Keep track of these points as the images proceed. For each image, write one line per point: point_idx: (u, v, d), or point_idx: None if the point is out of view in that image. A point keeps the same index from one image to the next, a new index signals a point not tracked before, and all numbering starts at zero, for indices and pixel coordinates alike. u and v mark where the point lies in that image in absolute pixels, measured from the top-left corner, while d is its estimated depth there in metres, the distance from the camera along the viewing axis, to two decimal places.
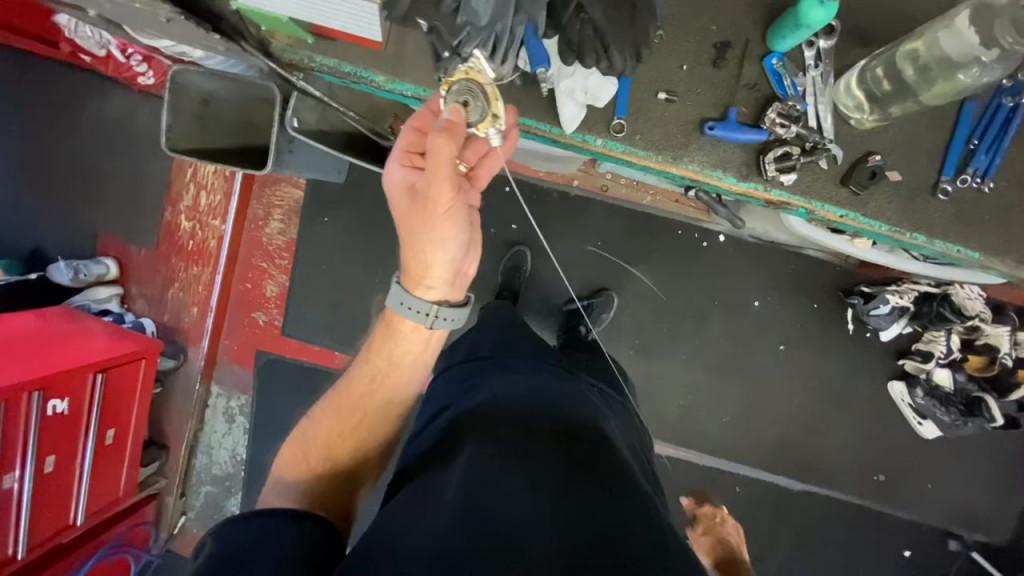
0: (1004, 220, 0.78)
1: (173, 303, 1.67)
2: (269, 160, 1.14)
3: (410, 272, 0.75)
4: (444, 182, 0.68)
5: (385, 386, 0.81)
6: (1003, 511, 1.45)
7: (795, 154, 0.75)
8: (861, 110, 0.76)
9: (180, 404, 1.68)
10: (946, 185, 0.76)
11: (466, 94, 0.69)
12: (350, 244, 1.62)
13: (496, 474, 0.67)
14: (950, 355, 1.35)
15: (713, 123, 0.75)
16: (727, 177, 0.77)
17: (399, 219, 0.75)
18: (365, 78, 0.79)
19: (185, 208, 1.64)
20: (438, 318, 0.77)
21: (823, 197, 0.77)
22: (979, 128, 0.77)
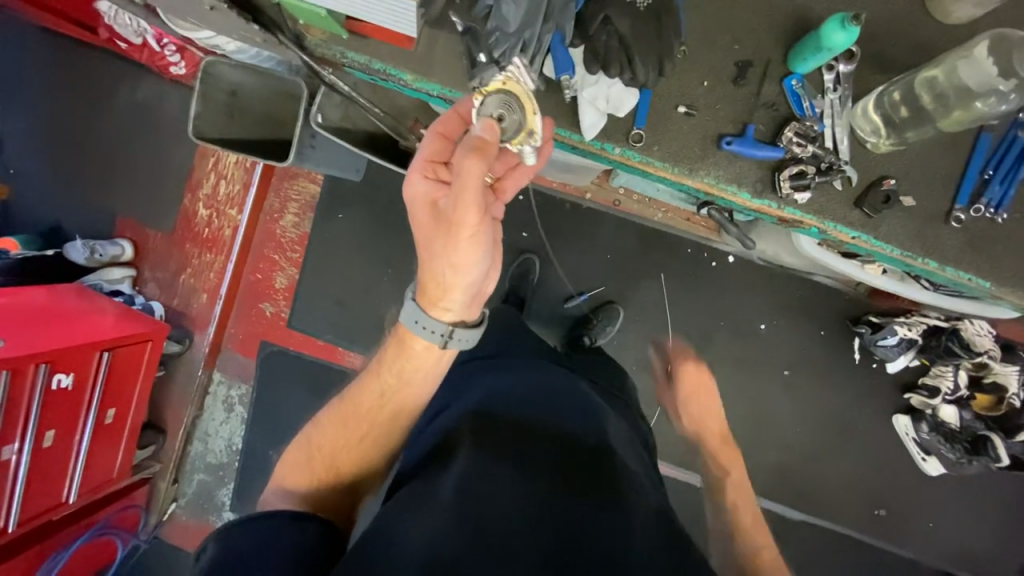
0: (1016, 252, 0.78)
1: (183, 288, 1.69)
2: (291, 153, 1.17)
3: (428, 293, 0.75)
4: (474, 204, 0.66)
5: (394, 402, 0.82)
6: (1006, 556, 1.41)
7: (810, 173, 0.76)
8: (877, 135, 0.77)
9: (181, 389, 1.69)
10: (958, 214, 0.76)
11: (502, 109, 0.69)
12: (361, 241, 1.64)
13: (491, 470, 0.68)
14: (957, 392, 1.35)
15: (730, 138, 0.77)
16: (741, 193, 0.78)
17: (422, 234, 0.74)
18: (394, 76, 0.82)
19: (204, 196, 1.68)
20: (452, 338, 0.77)
21: (836, 217, 0.78)
22: (995, 158, 0.78)
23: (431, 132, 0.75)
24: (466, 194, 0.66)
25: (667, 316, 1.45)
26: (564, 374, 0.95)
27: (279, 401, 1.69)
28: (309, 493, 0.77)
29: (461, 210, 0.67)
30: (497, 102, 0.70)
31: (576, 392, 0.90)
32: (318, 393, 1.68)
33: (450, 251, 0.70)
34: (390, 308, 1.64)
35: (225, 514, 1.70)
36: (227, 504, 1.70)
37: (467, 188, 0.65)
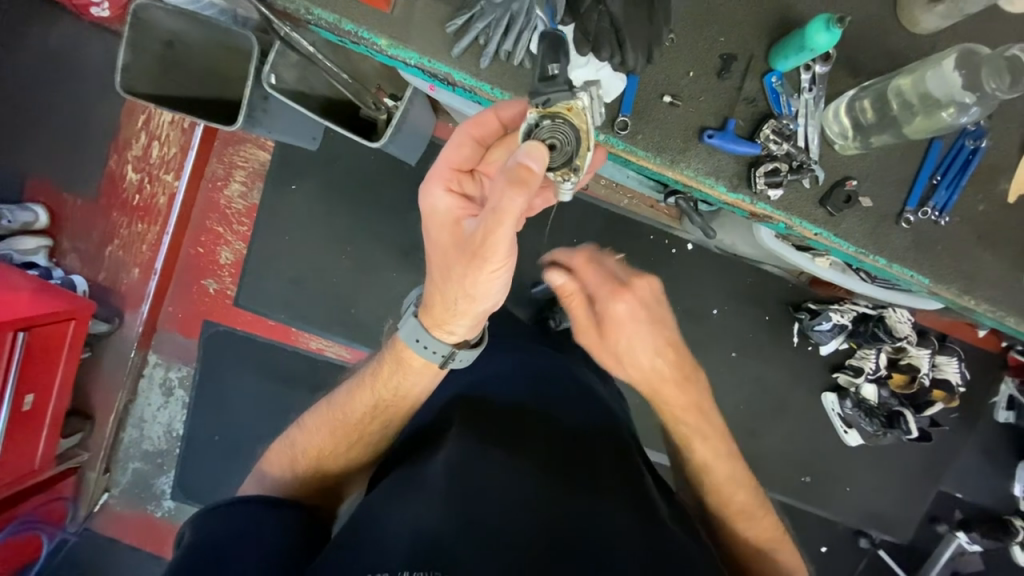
0: (951, 250, 0.85)
1: (111, 262, 1.52)
2: (240, 116, 1.07)
3: (434, 315, 0.73)
4: (505, 239, 0.61)
5: (388, 413, 0.81)
6: (909, 515, 1.61)
7: (782, 170, 0.79)
8: (844, 137, 0.82)
9: (110, 371, 1.54)
10: (908, 216, 0.83)
11: (556, 139, 0.66)
12: (317, 215, 1.54)
13: (482, 451, 0.71)
14: (878, 372, 1.49)
15: (712, 132, 0.78)
16: (719, 186, 0.80)
17: (437, 249, 0.70)
18: (366, 39, 0.75)
19: (134, 159, 1.50)
20: (453, 358, 0.78)
21: (802, 214, 0.82)
22: (944, 164, 0.84)
23: (464, 130, 0.72)
24: (497, 231, 0.60)
25: None
26: (560, 358, 0.95)
27: (231, 385, 1.59)
28: (294, 492, 0.78)
29: (488, 244, 0.62)
30: (551, 128, 0.66)
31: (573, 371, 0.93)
32: (272, 376, 1.59)
33: (467, 280, 0.66)
34: (348, 287, 1.56)
35: (165, 504, 1.59)
36: (167, 494, 1.59)
37: (500, 224, 0.60)
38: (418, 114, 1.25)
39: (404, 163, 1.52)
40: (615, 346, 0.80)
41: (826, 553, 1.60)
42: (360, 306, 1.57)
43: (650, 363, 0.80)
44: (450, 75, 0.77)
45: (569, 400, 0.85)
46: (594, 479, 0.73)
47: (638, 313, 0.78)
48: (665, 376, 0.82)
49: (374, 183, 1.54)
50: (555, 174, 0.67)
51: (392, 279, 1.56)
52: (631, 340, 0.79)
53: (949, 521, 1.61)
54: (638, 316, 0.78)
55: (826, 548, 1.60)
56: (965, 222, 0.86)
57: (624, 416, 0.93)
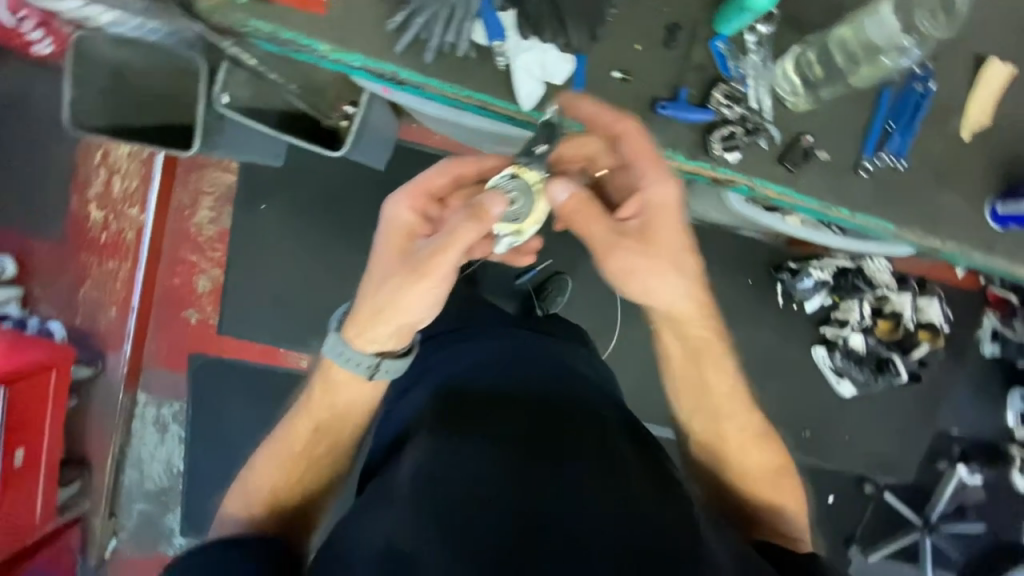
0: (912, 194, 0.87)
1: (87, 304, 1.49)
2: (195, 138, 1.05)
3: (359, 321, 0.74)
4: (450, 259, 0.69)
5: (333, 434, 0.81)
6: (908, 457, 1.64)
7: (737, 134, 0.79)
8: (796, 94, 0.82)
9: (100, 414, 1.54)
10: (866, 164, 0.84)
11: (516, 192, 0.73)
12: (291, 233, 1.52)
13: (454, 447, 0.69)
14: (864, 322, 1.51)
15: (664, 102, 0.79)
16: (677, 156, 0.80)
17: (386, 254, 0.75)
18: (307, 47, 0.73)
19: (97, 197, 1.47)
20: (379, 369, 0.76)
21: (763, 175, 0.82)
22: (897, 110, 0.85)
23: (447, 162, 0.78)
24: (447, 248, 0.69)
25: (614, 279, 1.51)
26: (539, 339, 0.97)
27: (224, 412, 1.57)
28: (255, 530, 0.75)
29: (435, 254, 0.69)
30: (519, 186, 0.74)
31: (552, 354, 0.92)
32: (265, 399, 1.57)
33: (401, 288, 0.71)
34: (332, 301, 1.54)
35: (176, 540, 1.57)
36: (176, 531, 1.57)
37: (450, 242, 0.68)
38: (380, 117, 1.23)
39: (373, 171, 1.51)
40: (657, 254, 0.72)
41: (834, 504, 1.64)
42: None
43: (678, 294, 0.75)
44: (398, 73, 0.75)
45: (548, 385, 0.82)
46: (578, 454, 0.70)
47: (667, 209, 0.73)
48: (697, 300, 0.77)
49: (345, 193, 1.51)
50: (500, 225, 0.74)
51: None
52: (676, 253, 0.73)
53: (949, 457, 1.65)
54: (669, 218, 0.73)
55: (833, 499, 1.64)
56: (922, 165, 0.87)
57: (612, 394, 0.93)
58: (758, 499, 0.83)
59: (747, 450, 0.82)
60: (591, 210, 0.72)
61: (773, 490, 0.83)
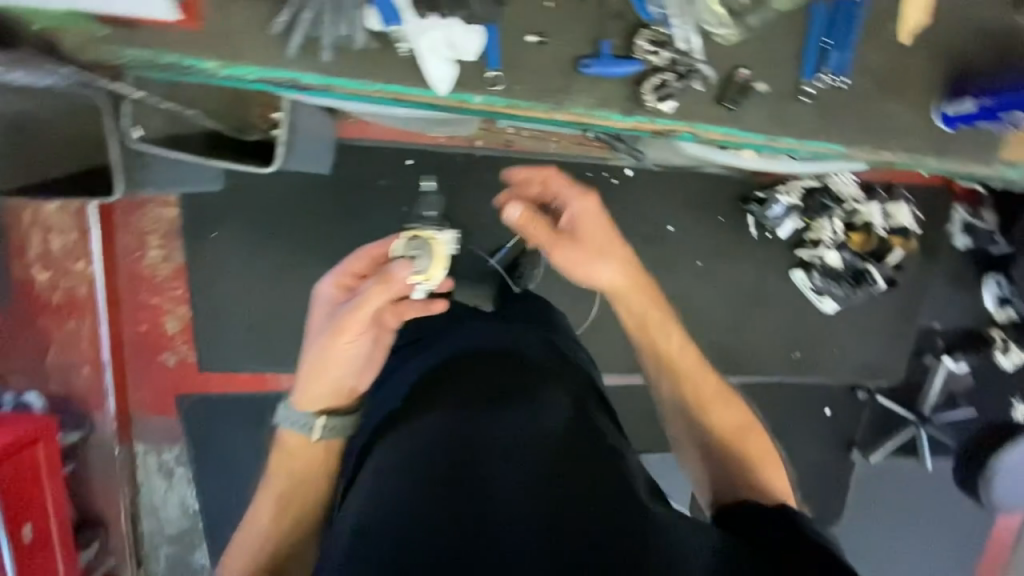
0: (859, 109, 0.85)
1: (56, 369, 1.44)
2: (115, 182, 0.98)
3: (303, 387, 0.83)
4: (360, 322, 0.77)
5: (290, 507, 0.83)
6: (897, 358, 1.69)
7: (669, 81, 0.77)
8: (725, 26, 0.78)
9: (102, 473, 1.49)
10: (807, 87, 0.82)
11: (419, 253, 0.80)
12: (249, 256, 1.46)
13: (386, 481, 0.58)
14: (838, 238, 1.52)
15: (588, 60, 0.75)
16: (613, 114, 0.78)
17: (315, 327, 0.83)
18: (194, 67, 0.70)
19: (37, 257, 1.39)
20: (321, 426, 0.83)
21: (704, 118, 0.80)
22: (830, 24, 0.81)
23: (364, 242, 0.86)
24: (358, 311, 0.76)
25: None
26: (491, 324, 0.86)
27: (225, 446, 1.55)
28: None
29: (348, 319, 0.76)
30: (421, 250, 0.80)
31: (503, 334, 0.81)
32: (263, 425, 1.56)
33: (326, 352, 0.79)
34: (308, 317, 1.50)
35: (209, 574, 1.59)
36: (208, 565, 1.59)
37: (360, 305, 0.76)
38: (313, 120, 1.17)
39: (319, 176, 1.44)
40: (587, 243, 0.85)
41: (831, 415, 1.70)
42: None
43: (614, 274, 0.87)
44: (298, 79, 0.72)
45: (493, 373, 0.69)
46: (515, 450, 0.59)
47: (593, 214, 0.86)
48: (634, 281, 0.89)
49: (296, 205, 1.45)
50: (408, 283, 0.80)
51: None
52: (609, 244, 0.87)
53: (934, 351, 1.71)
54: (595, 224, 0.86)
55: (830, 410, 1.70)
56: (865, 77, 0.84)
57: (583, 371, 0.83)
58: (742, 451, 0.86)
59: (716, 402, 0.90)
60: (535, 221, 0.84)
61: (754, 446, 0.87)
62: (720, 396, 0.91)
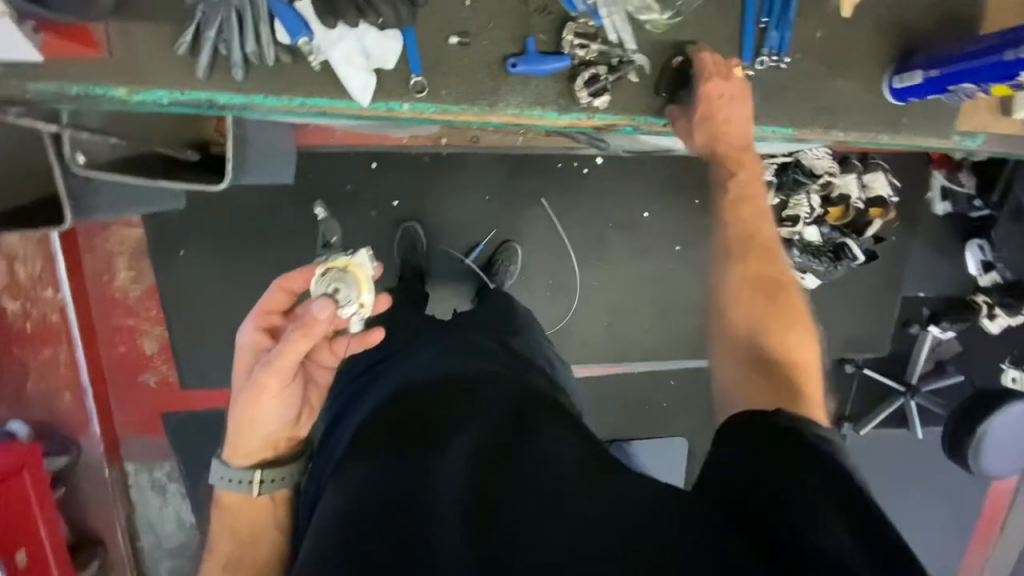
0: (808, 89, 0.84)
1: (37, 397, 1.43)
2: (64, 211, 0.97)
3: (234, 446, 0.77)
4: (282, 374, 0.72)
5: (242, 570, 0.77)
6: (882, 328, 1.69)
7: (602, 74, 0.76)
8: (652, 13, 0.78)
9: (95, 495, 1.49)
10: (749, 71, 0.81)
11: (339, 287, 0.72)
12: (219, 272, 1.44)
13: (329, 533, 0.58)
14: (814, 213, 1.48)
15: (515, 59, 0.75)
16: (547, 113, 0.78)
17: (238, 380, 0.76)
18: (102, 94, 0.72)
19: (5, 286, 1.37)
20: (262, 483, 0.77)
21: (641, 111, 0.81)
22: (767, 3, 0.80)
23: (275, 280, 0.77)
24: (279, 362, 0.71)
25: (560, 233, 1.47)
26: (439, 345, 0.86)
27: (214, 460, 1.53)
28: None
29: (268, 373, 0.71)
30: (345, 288, 0.72)
31: (449, 358, 0.82)
32: None
33: (250, 406, 0.74)
34: None
35: None
36: None
37: (279, 358, 0.70)
38: (264, 133, 1.14)
39: (284, 186, 1.41)
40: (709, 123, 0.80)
41: None
42: None
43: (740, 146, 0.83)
44: (214, 99, 0.72)
45: (435, 406, 0.71)
46: (447, 454, 0.62)
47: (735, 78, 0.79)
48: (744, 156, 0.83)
49: (263, 216, 1.42)
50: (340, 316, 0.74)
51: None
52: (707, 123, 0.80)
53: (919, 320, 1.70)
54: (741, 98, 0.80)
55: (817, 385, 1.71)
56: (813, 54, 0.83)
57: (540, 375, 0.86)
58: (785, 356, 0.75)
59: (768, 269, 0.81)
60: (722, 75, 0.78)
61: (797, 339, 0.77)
62: (787, 314, 0.78)
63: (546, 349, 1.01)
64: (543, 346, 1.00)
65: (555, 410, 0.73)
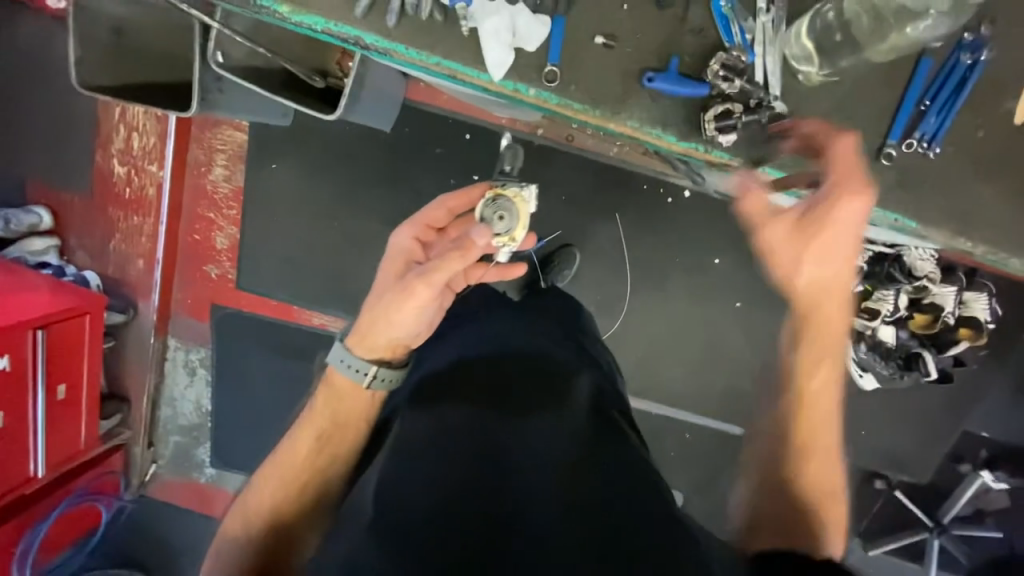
0: (944, 188, 0.78)
1: (117, 256, 1.57)
2: (194, 101, 1.06)
3: (357, 337, 0.82)
4: (433, 286, 0.78)
5: (331, 447, 0.83)
6: (930, 455, 1.56)
7: (735, 112, 0.74)
8: (809, 65, 0.75)
9: (135, 356, 1.63)
10: (890, 150, 0.77)
11: (505, 213, 0.87)
12: (299, 193, 1.52)
13: (412, 456, 0.67)
14: (896, 313, 1.38)
15: (653, 74, 0.74)
16: (666, 136, 0.76)
17: (382, 282, 0.83)
18: (266, 6, 0.74)
19: (120, 151, 1.52)
20: (376, 378, 0.82)
21: (762, 159, 0.78)
22: (934, 87, 0.77)
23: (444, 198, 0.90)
24: (433, 275, 0.77)
25: (625, 254, 1.45)
26: (514, 325, 0.93)
27: (244, 358, 1.64)
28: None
29: (420, 282, 0.78)
30: (507, 206, 0.87)
31: (524, 337, 0.89)
32: (279, 353, 1.63)
33: (391, 306, 0.79)
34: (339, 262, 1.54)
35: (207, 471, 1.69)
36: (207, 463, 1.69)
37: (433, 271, 0.77)
38: (382, 78, 1.20)
39: (379, 132, 1.47)
40: (803, 260, 0.71)
41: None
42: (354, 281, 1.55)
43: (816, 276, 0.72)
44: (360, 38, 0.75)
45: (517, 381, 0.77)
46: (528, 448, 0.66)
47: (854, 168, 0.69)
48: (838, 294, 0.74)
49: (353, 154, 1.49)
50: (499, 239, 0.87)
51: (381, 252, 1.53)
52: (816, 240, 0.70)
53: (973, 461, 1.55)
54: (859, 224, 0.69)
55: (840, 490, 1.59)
56: (960, 153, 0.78)
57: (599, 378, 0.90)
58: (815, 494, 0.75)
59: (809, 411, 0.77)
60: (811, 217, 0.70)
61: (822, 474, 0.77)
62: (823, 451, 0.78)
63: (607, 355, 1.04)
64: (605, 351, 1.03)
65: (617, 425, 0.78)
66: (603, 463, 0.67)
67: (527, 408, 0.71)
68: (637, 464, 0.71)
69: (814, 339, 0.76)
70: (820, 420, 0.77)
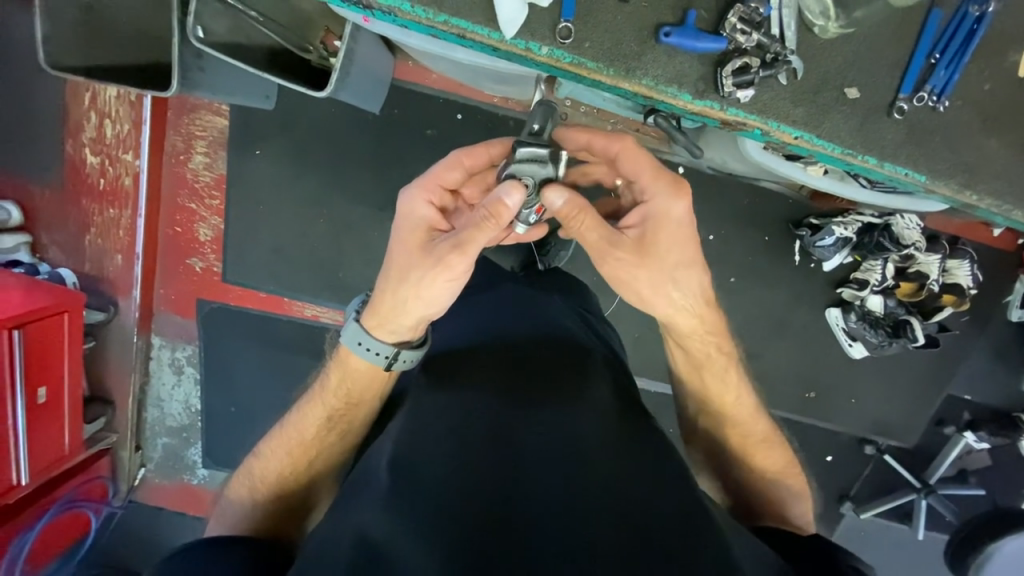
0: (952, 141, 0.80)
1: (92, 251, 1.49)
2: (173, 79, 1.00)
3: (375, 317, 0.78)
4: (468, 258, 0.71)
5: (342, 427, 0.82)
6: (917, 419, 1.61)
7: (753, 67, 0.74)
8: (826, 17, 0.76)
9: (117, 358, 1.55)
10: (902, 104, 0.77)
11: (530, 179, 0.73)
12: (286, 180, 1.47)
13: (430, 432, 0.65)
14: (884, 283, 1.43)
15: (669, 29, 0.74)
16: (682, 94, 0.76)
17: (403, 250, 0.76)
18: None
19: (90, 141, 1.45)
20: (397, 359, 0.79)
21: (778, 116, 0.77)
22: (943, 41, 0.78)
23: (459, 152, 0.78)
24: (468, 246, 0.70)
25: None
26: (518, 298, 0.93)
27: (244, 353, 1.59)
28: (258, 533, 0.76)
29: (455, 257, 0.70)
30: (532, 173, 0.74)
31: (536, 315, 0.88)
32: (274, 347, 1.58)
33: (423, 283, 0.73)
34: (330, 249, 1.50)
35: (199, 472, 1.64)
36: (198, 463, 1.64)
37: (469, 242, 0.69)
38: (369, 54, 1.16)
39: (368, 113, 1.43)
40: (655, 266, 0.75)
41: (831, 462, 1.64)
42: (347, 270, 1.51)
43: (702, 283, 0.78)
44: None
45: (540, 366, 0.76)
46: (553, 432, 0.64)
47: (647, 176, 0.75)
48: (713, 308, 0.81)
49: (340, 137, 1.44)
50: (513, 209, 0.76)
51: (373, 238, 1.49)
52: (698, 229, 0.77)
53: (957, 423, 1.61)
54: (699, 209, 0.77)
55: (831, 457, 1.64)
56: (968, 106, 0.80)
57: (615, 360, 0.90)
58: (759, 480, 0.87)
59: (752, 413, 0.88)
60: (585, 215, 0.72)
61: (774, 461, 0.88)
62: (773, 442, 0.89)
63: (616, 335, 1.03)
64: (613, 332, 1.01)
65: (638, 409, 0.77)
66: (627, 450, 0.66)
67: (548, 396, 0.70)
68: (661, 455, 0.68)
69: (714, 370, 0.85)
70: (748, 407, 0.87)
